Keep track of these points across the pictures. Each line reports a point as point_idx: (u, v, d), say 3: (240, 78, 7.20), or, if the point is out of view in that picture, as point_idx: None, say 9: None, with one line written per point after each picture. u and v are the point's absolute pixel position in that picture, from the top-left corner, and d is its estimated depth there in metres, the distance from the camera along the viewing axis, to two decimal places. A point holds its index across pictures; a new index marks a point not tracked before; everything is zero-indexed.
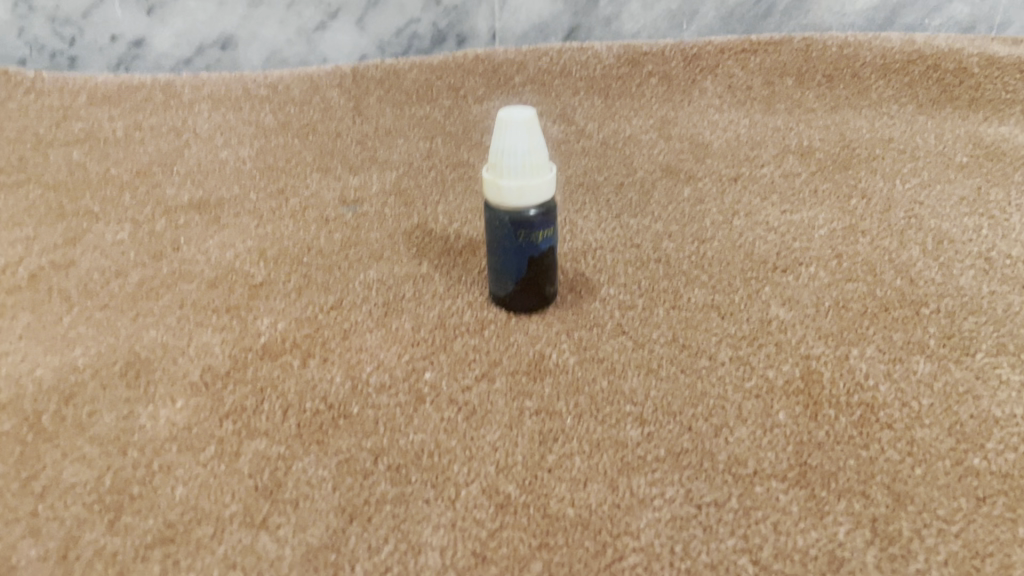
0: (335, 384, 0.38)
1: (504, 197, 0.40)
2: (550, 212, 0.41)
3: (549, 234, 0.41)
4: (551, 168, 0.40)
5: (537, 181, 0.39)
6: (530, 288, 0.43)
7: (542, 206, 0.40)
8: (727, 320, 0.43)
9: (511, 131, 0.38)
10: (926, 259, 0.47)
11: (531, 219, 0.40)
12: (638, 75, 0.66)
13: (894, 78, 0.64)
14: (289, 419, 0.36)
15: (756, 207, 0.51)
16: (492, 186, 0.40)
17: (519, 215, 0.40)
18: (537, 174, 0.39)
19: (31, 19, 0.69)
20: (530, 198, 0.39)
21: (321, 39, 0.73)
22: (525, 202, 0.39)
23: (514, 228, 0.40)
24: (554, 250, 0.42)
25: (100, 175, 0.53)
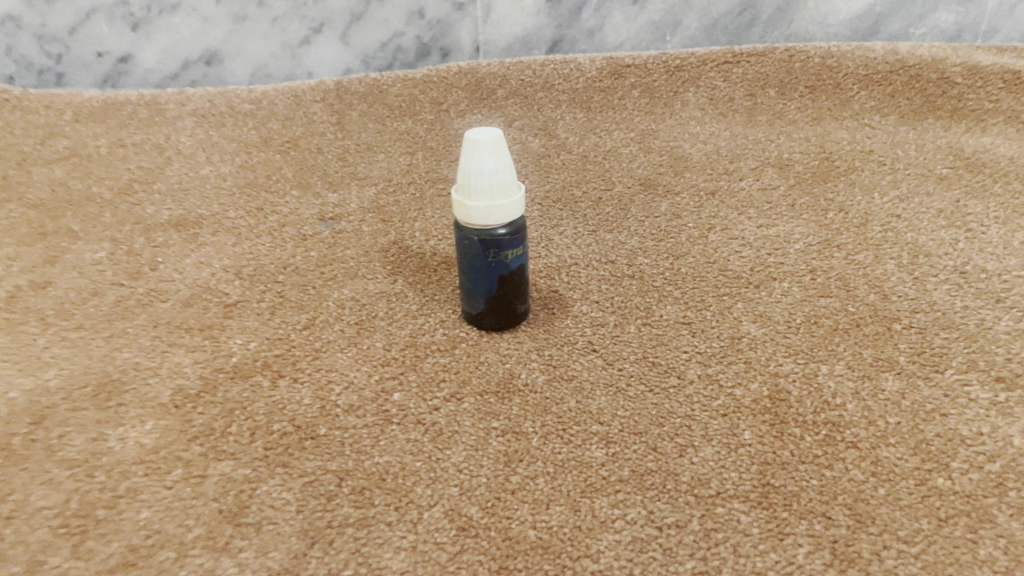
0: (304, 405, 0.38)
1: (471, 217, 0.40)
2: (519, 231, 0.41)
3: (518, 253, 0.41)
4: (520, 188, 0.40)
5: (505, 202, 0.39)
6: (500, 306, 0.43)
7: (511, 226, 0.40)
8: (697, 338, 0.43)
9: (478, 152, 0.38)
10: (900, 273, 0.47)
11: (500, 239, 0.40)
12: (621, 87, 0.66)
13: (877, 89, 0.64)
14: (256, 440, 0.37)
15: (732, 221, 0.51)
16: (460, 207, 0.40)
17: (487, 235, 0.40)
18: (506, 195, 0.39)
19: (17, 36, 0.70)
20: (498, 218, 0.39)
21: (306, 53, 0.73)
22: (493, 222, 0.40)
23: (483, 247, 0.40)
24: (524, 268, 0.42)
25: (82, 194, 0.54)
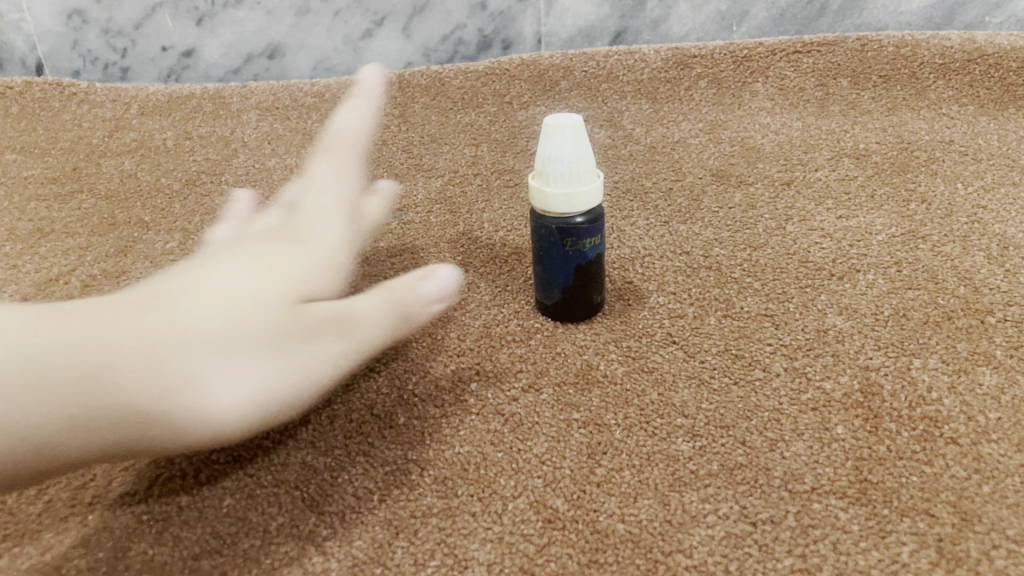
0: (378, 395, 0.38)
1: (550, 204, 0.39)
2: (597, 220, 0.40)
3: (595, 242, 0.40)
4: (600, 177, 0.39)
5: (585, 187, 0.38)
6: (575, 296, 0.42)
7: (589, 215, 0.39)
8: (781, 330, 0.41)
9: (557, 137, 0.38)
10: (990, 266, 0.45)
11: (578, 227, 0.39)
12: (686, 78, 0.64)
13: (954, 77, 0.61)
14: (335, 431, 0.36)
15: (810, 212, 0.50)
16: (538, 194, 0.39)
17: (566, 223, 0.39)
18: (586, 183, 0.38)
19: (84, 31, 0.70)
20: (577, 206, 0.38)
21: (367, 47, 0.73)
22: (572, 210, 0.39)
23: (561, 236, 0.39)
24: (601, 258, 0.41)
25: (150, 185, 0.54)
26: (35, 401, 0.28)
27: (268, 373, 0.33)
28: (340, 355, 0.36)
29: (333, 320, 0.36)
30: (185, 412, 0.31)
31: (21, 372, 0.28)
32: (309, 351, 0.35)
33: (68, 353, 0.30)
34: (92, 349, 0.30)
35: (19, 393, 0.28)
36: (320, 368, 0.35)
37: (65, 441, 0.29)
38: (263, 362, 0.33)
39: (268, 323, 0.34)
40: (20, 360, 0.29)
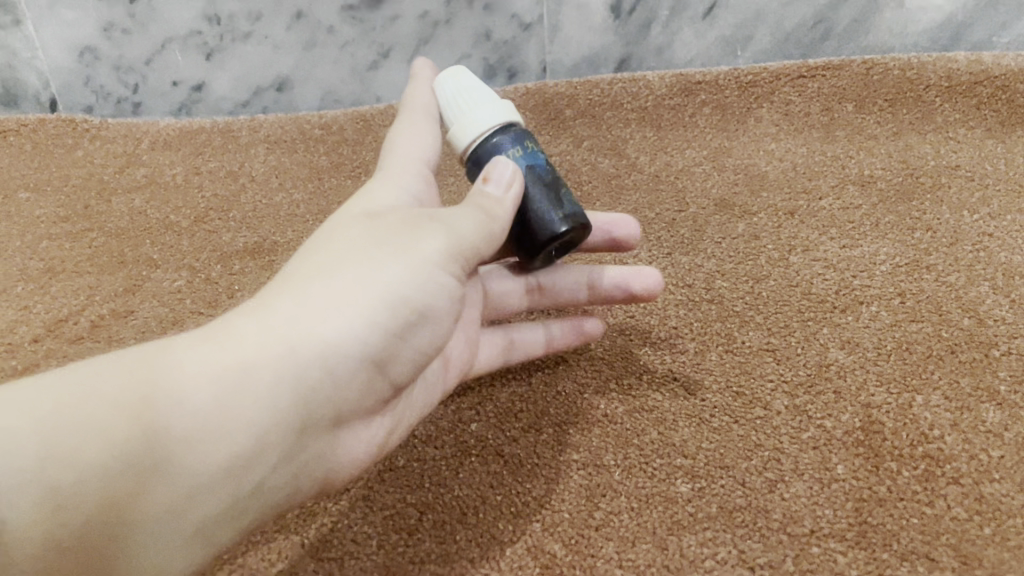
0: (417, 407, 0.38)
1: (458, 143, 0.39)
2: (513, 134, 0.38)
3: (519, 153, 0.37)
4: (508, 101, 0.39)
5: (472, 109, 0.38)
6: (534, 226, 0.37)
7: (501, 131, 0.38)
8: (783, 366, 0.41)
9: (441, 88, 0.40)
10: (996, 296, 0.44)
11: (491, 148, 0.38)
12: (690, 104, 0.63)
13: (961, 101, 0.61)
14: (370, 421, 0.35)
15: (814, 242, 0.50)
16: (451, 146, 0.39)
17: (482, 149, 0.38)
18: (484, 101, 0.38)
19: (96, 68, 0.67)
20: (472, 125, 0.38)
21: (374, 78, 0.69)
22: (478, 130, 0.38)
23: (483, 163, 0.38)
24: (549, 177, 0.37)
25: (160, 222, 0.55)
26: (186, 406, 0.29)
27: (389, 292, 0.32)
28: (456, 260, 0.35)
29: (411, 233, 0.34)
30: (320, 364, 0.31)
31: (147, 392, 0.28)
32: (421, 252, 0.34)
33: (189, 360, 0.30)
34: (205, 354, 0.30)
35: (157, 406, 0.28)
36: (446, 271, 0.34)
37: (246, 427, 0.30)
38: (372, 284, 0.32)
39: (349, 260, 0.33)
40: (140, 382, 0.28)
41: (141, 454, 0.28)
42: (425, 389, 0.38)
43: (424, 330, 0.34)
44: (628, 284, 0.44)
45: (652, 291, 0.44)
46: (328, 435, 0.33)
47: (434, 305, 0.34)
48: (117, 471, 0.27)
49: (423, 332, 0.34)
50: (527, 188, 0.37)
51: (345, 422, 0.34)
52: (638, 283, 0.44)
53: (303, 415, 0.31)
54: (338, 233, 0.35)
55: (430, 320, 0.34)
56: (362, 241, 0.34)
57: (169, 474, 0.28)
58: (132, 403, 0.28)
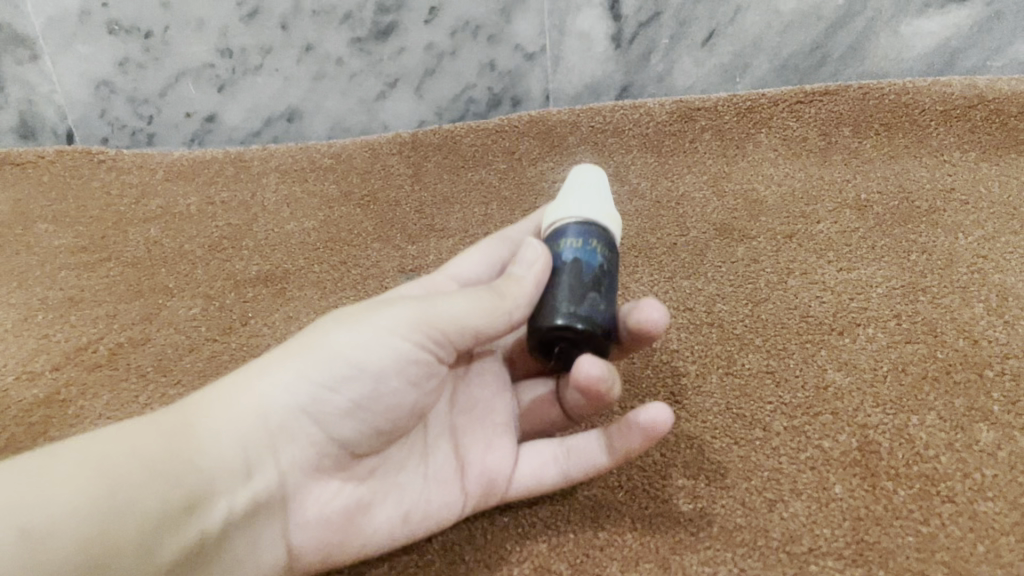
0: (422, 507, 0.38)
1: (548, 218, 0.41)
2: (589, 227, 0.39)
3: (577, 245, 0.38)
4: (609, 210, 0.40)
5: (572, 195, 0.40)
6: (543, 308, 0.37)
7: (584, 222, 0.39)
8: (781, 388, 0.42)
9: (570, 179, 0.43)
10: (989, 318, 0.46)
11: (561, 231, 0.39)
12: (691, 131, 0.65)
13: (955, 124, 0.62)
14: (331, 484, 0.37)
15: (812, 265, 0.51)
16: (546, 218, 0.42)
17: (558, 227, 0.39)
18: (588, 197, 0.40)
19: (111, 100, 0.69)
20: (566, 208, 0.40)
21: (382, 107, 0.70)
22: (569, 212, 0.39)
23: (549, 240, 0.39)
24: (590, 278, 0.37)
25: (175, 252, 0.56)
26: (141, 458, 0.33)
27: (326, 350, 0.36)
28: (417, 327, 0.36)
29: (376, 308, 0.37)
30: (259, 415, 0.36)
31: (108, 447, 0.33)
32: (368, 318, 0.37)
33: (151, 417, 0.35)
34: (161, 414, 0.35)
35: (114, 458, 0.32)
36: (406, 338, 0.36)
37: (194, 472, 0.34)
38: (311, 346, 0.37)
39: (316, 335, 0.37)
40: (105, 440, 0.33)
41: (100, 503, 0.31)
42: (421, 481, 0.39)
43: (370, 396, 0.37)
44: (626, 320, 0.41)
45: (598, 377, 0.36)
46: (276, 491, 0.36)
47: (383, 369, 0.36)
48: (80, 514, 0.31)
49: (371, 398, 0.37)
50: (561, 276, 0.37)
51: (295, 479, 0.37)
52: (634, 318, 0.40)
53: (246, 463, 0.35)
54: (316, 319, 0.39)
55: (378, 382, 0.36)
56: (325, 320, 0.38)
57: (129, 520, 0.32)
58: (101, 457, 0.32)
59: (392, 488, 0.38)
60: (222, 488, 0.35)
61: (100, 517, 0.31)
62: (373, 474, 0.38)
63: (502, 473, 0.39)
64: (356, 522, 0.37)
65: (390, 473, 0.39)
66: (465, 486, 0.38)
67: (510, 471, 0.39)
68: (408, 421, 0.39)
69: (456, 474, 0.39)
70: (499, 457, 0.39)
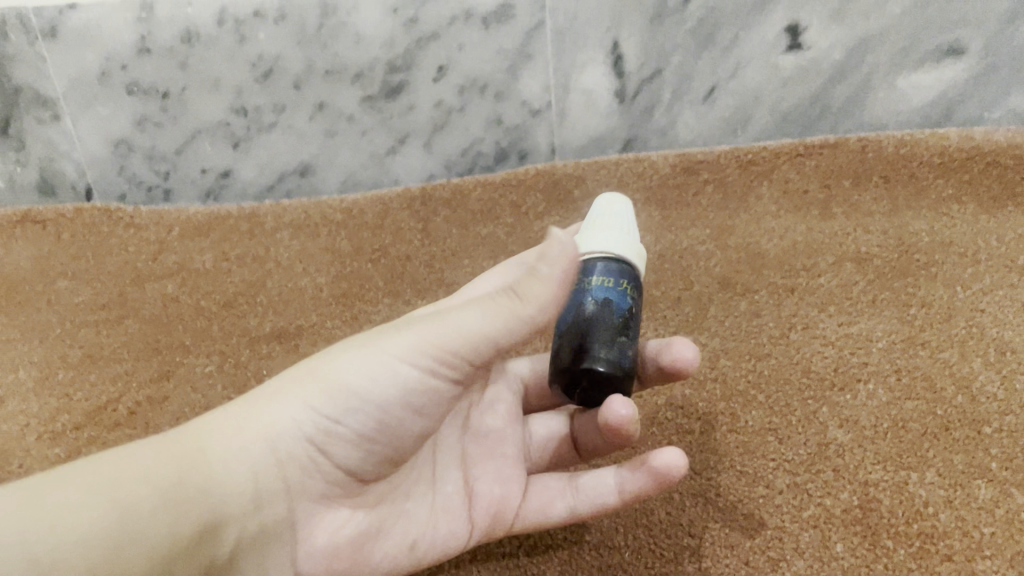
0: (430, 536, 0.41)
1: (573, 247, 0.42)
2: (618, 267, 0.40)
3: (607, 285, 0.39)
4: (637, 247, 0.42)
5: (600, 229, 0.42)
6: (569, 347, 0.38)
7: (614, 261, 0.40)
8: (784, 444, 0.43)
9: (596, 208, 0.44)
10: (988, 372, 0.47)
11: (591, 267, 0.40)
12: (694, 183, 0.66)
13: (953, 177, 0.63)
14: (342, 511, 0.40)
15: (813, 319, 0.52)
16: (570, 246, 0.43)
17: (588, 262, 0.40)
18: (616, 233, 0.41)
19: (129, 157, 0.71)
20: (593, 241, 0.41)
21: (392, 162, 0.72)
22: (597, 245, 0.41)
23: (577, 273, 0.41)
24: (617, 322, 0.39)
25: (191, 308, 0.58)
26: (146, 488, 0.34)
27: (330, 379, 0.37)
28: (421, 354, 0.37)
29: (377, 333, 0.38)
30: (267, 441, 0.37)
31: (116, 474, 0.34)
32: (373, 343, 0.38)
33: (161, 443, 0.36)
34: (170, 437, 0.36)
35: (121, 486, 0.34)
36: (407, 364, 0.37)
37: (203, 497, 0.35)
38: (318, 373, 0.38)
39: (319, 363, 0.38)
40: (114, 464, 0.34)
41: (108, 532, 0.33)
42: (428, 508, 0.41)
43: (375, 422, 0.38)
44: (659, 357, 0.43)
45: (625, 420, 0.38)
46: (285, 512, 0.38)
47: (387, 397, 0.38)
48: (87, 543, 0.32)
49: (375, 423, 0.38)
50: (590, 316, 0.39)
51: (306, 503, 0.39)
52: (669, 355, 0.43)
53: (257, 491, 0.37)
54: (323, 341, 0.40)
55: (382, 408, 0.38)
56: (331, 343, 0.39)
57: (136, 549, 0.33)
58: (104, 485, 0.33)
59: (398, 514, 0.41)
60: (232, 514, 0.36)
61: (108, 549, 0.32)
62: (383, 500, 0.41)
63: (510, 505, 0.42)
64: (364, 548, 0.40)
65: (398, 500, 0.41)
66: (473, 515, 0.41)
67: (518, 503, 0.42)
68: (409, 446, 0.41)
69: (463, 502, 0.42)
70: (509, 489, 0.42)
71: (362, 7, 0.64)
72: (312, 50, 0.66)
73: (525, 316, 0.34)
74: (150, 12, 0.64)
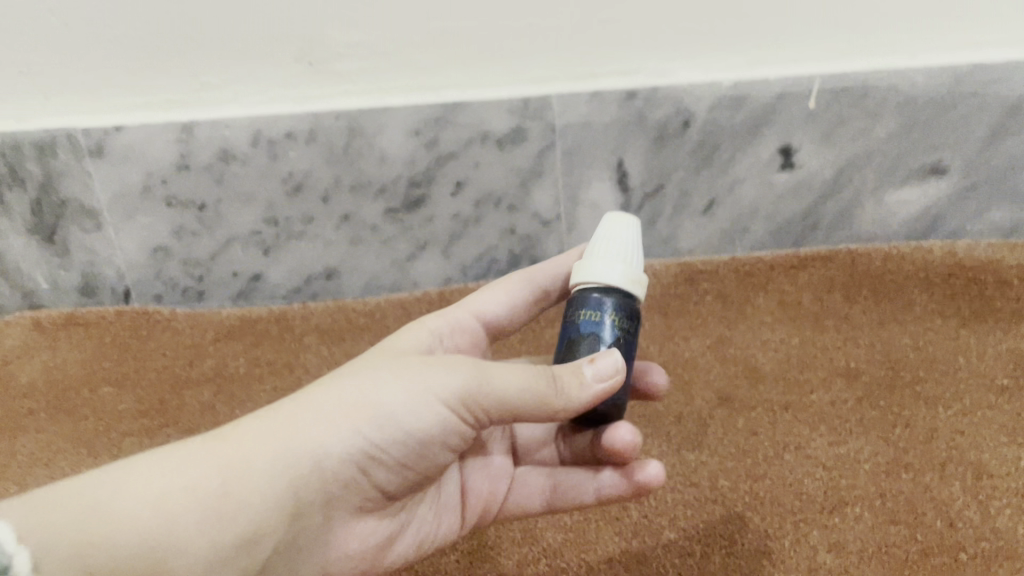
0: (433, 534, 0.50)
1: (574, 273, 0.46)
2: (605, 299, 0.44)
3: (595, 320, 0.44)
4: (604, 259, 0.45)
5: (594, 256, 0.45)
6: None
7: (604, 290, 0.44)
8: (777, 569, 0.47)
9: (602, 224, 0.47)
10: (965, 496, 0.51)
11: (582, 300, 0.45)
12: (695, 293, 0.71)
13: (937, 291, 0.68)
14: (371, 520, 0.46)
15: (805, 438, 0.56)
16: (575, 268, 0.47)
17: (579, 294, 0.45)
18: (608, 258, 0.45)
19: (166, 263, 0.76)
20: (587, 270, 0.45)
21: (412, 266, 0.77)
22: (588, 276, 0.45)
23: (571, 308, 0.45)
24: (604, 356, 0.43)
25: (228, 418, 0.63)
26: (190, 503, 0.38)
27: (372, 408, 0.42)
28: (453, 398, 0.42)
29: (417, 367, 0.43)
30: (311, 465, 0.41)
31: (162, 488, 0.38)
32: (411, 377, 0.42)
33: (208, 456, 0.39)
34: (216, 452, 0.39)
35: (168, 500, 0.37)
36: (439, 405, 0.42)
37: (246, 517, 0.39)
38: (359, 404, 0.42)
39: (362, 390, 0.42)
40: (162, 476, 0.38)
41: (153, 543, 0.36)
42: (435, 509, 0.50)
43: (403, 446, 0.43)
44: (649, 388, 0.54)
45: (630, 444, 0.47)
46: (320, 525, 0.43)
47: (420, 428, 0.43)
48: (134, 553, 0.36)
49: (405, 448, 0.43)
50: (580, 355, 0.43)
51: (342, 514, 0.44)
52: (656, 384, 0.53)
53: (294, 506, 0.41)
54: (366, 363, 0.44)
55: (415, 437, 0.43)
56: (373, 367, 0.44)
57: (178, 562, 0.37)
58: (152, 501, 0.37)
59: (413, 519, 0.49)
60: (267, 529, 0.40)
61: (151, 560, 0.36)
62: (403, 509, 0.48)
63: (495, 498, 0.52)
64: (385, 550, 0.47)
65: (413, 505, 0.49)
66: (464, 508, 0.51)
67: (502, 498, 0.52)
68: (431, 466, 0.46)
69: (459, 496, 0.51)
70: (497, 484, 0.52)
71: (387, 129, 0.69)
72: (340, 168, 0.71)
73: (548, 402, 0.42)
74: (190, 133, 0.69)
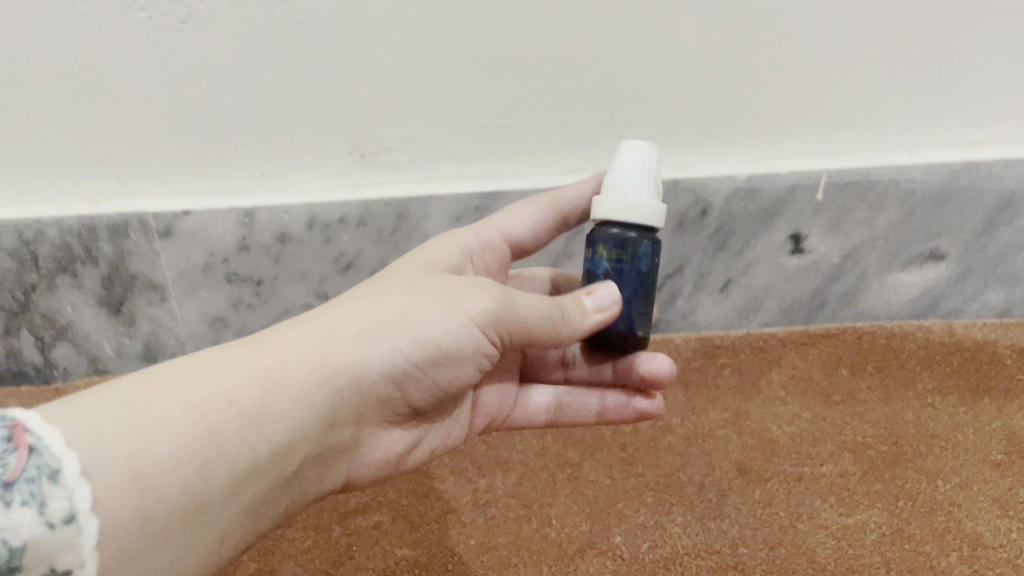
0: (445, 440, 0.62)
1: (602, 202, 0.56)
2: (605, 235, 0.53)
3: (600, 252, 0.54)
4: (615, 187, 0.53)
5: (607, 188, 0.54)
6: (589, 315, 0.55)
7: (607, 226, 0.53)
8: None
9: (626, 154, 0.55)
10: (962, 567, 0.56)
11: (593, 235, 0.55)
12: (713, 367, 0.77)
13: (936, 369, 0.74)
14: (394, 431, 0.56)
15: (817, 509, 0.62)
16: None
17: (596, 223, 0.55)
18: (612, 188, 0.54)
19: (223, 332, 0.82)
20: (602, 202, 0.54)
21: None
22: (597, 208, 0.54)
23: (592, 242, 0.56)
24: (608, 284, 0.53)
25: None
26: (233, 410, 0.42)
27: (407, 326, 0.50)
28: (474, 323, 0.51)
29: (443, 298, 0.51)
30: (341, 376, 0.48)
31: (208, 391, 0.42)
32: (444, 302, 0.51)
33: (253, 360, 0.45)
34: (256, 361, 0.45)
35: (214, 408, 0.42)
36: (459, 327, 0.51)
37: (283, 424, 0.44)
38: (395, 324, 0.49)
39: (399, 310, 0.50)
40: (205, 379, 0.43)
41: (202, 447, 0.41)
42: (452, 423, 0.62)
43: (431, 361, 0.51)
44: None
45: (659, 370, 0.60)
46: (347, 438, 0.51)
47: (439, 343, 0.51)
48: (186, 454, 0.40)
49: (432, 363, 0.52)
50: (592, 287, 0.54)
51: (368, 425, 0.53)
52: None
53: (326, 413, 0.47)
54: (398, 284, 0.52)
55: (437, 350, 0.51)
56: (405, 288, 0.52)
57: (220, 465, 0.41)
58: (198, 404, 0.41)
59: (429, 429, 0.59)
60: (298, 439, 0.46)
61: (198, 463, 0.40)
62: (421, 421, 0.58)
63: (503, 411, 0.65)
64: (403, 453, 0.57)
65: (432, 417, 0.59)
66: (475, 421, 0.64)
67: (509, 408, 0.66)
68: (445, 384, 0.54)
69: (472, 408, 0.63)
70: (506, 399, 0.66)
71: (432, 214, 0.76)
72: (386, 248, 0.77)
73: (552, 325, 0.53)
74: (251, 217, 0.76)
